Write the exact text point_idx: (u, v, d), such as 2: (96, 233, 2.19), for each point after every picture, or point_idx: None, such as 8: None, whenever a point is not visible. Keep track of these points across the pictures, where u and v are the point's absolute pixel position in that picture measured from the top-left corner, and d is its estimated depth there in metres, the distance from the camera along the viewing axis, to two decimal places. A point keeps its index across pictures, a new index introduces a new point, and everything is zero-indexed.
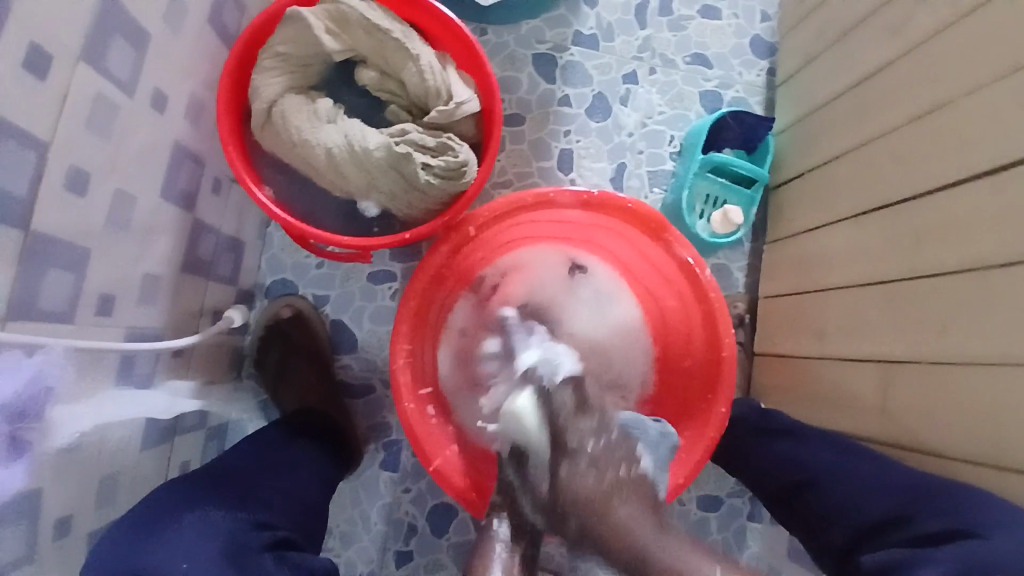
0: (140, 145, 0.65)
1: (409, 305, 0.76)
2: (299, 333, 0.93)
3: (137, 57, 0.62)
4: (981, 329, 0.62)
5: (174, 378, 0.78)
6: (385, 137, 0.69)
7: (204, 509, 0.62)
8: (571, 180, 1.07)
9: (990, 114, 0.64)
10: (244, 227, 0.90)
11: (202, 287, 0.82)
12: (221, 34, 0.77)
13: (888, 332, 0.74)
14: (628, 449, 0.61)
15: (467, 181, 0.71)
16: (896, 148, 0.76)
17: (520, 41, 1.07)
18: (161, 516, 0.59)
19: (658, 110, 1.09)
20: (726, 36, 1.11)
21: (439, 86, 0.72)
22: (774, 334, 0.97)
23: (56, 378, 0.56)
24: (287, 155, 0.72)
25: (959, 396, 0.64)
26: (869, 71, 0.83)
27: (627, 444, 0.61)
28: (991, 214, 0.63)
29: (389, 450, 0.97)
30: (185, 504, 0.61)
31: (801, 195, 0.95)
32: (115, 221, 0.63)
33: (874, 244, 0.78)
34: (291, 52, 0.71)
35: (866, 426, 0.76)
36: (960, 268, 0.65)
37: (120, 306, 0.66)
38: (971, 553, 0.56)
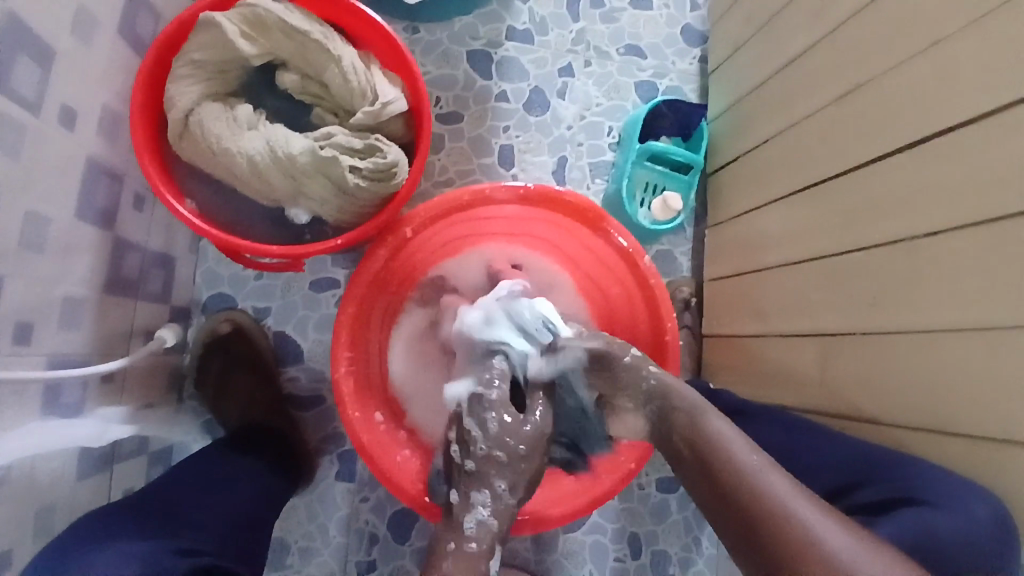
0: (51, 163, 0.61)
1: (348, 311, 0.74)
2: (238, 346, 0.91)
3: (44, 71, 0.58)
4: (911, 297, 0.65)
5: (104, 405, 0.74)
6: (309, 141, 0.67)
7: (131, 539, 0.59)
8: (513, 176, 1.06)
9: (908, 92, 0.67)
10: (175, 242, 0.87)
11: (130, 308, 0.78)
12: (133, 42, 0.73)
13: (823, 306, 0.76)
14: (661, 404, 0.64)
15: (398, 182, 0.70)
16: (822, 129, 0.78)
17: (453, 38, 1.06)
18: (90, 549, 0.57)
19: (596, 102, 1.09)
20: (658, 26, 1.13)
21: (363, 87, 0.71)
22: (718, 315, 0.99)
23: None
24: (208, 165, 0.69)
25: (891, 365, 0.67)
26: (796, 55, 0.85)
27: (659, 399, 0.65)
28: (913, 188, 0.65)
29: (344, 459, 0.95)
30: (108, 534, 0.59)
31: (737, 178, 0.97)
32: (27, 244, 0.59)
33: (806, 222, 0.80)
34: (207, 59, 0.69)
35: (806, 399, 0.79)
36: (889, 241, 0.68)
37: (40, 334, 0.63)
38: (916, 522, 0.56)
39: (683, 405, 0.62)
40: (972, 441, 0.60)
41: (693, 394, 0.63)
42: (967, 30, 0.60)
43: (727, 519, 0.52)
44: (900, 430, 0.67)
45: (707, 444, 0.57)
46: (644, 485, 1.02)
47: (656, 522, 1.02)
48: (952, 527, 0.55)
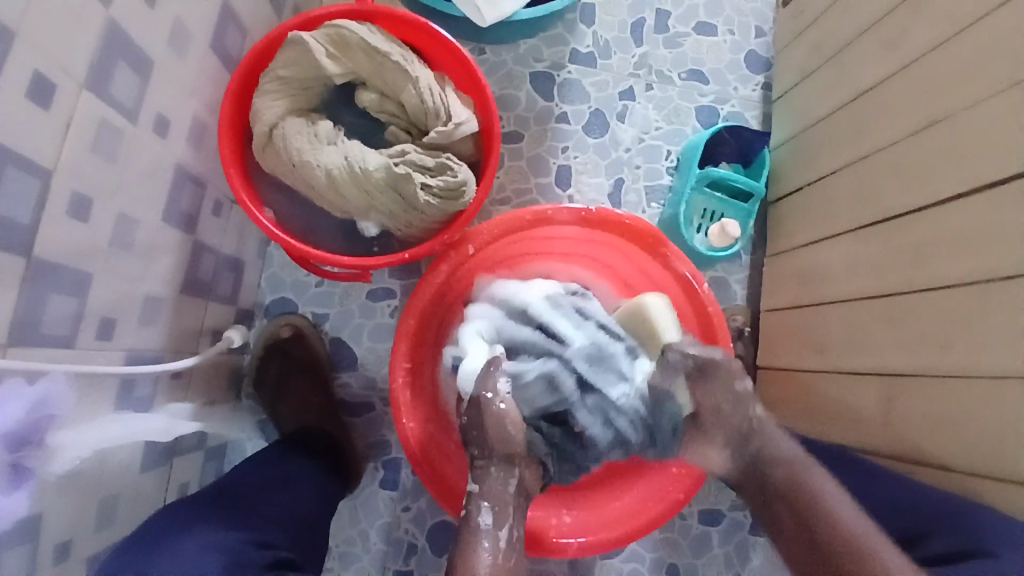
0: (143, 168, 0.65)
1: (409, 323, 0.77)
2: (297, 350, 0.94)
3: (142, 83, 0.62)
4: (983, 342, 0.62)
5: (173, 399, 0.78)
6: (385, 158, 0.70)
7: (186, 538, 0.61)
8: (569, 197, 1.07)
9: (991, 132, 0.65)
10: (246, 246, 0.91)
11: (202, 308, 0.82)
12: (224, 57, 0.78)
13: (888, 345, 0.74)
14: (756, 455, 0.69)
15: (466, 200, 0.72)
16: (893, 162, 0.77)
17: (518, 59, 1.08)
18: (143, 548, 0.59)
19: (655, 125, 1.10)
20: (721, 52, 1.13)
21: (437, 107, 0.73)
22: (775, 348, 0.97)
23: (58, 404, 0.56)
24: (287, 176, 0.73)
25: (959, 412, 0.64)
26: (866, 89, 0.84)
27: (754, 450, 0.69)
28: (995, 229, 0.63)
29: (389, 468, 0.97)
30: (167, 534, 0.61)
31: (800, 209, 0.96)
32: (116, 243, 0.63)
33: (873, 258, 0.78)
34: (292, 76, 0.72)
35: (867, 440, 0.76)
36: (963, 283, 0.65)
37: (121, 329, 0.67)
38: None
39: (782, 456, 0.68)
40: None
41: (794, 447, 0.69)
42: None
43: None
44: (967, 480, 0.64)
45: (813, 512, 0.63)
46: (687, 516, 1.00)
47: (696, 555, 1.00)
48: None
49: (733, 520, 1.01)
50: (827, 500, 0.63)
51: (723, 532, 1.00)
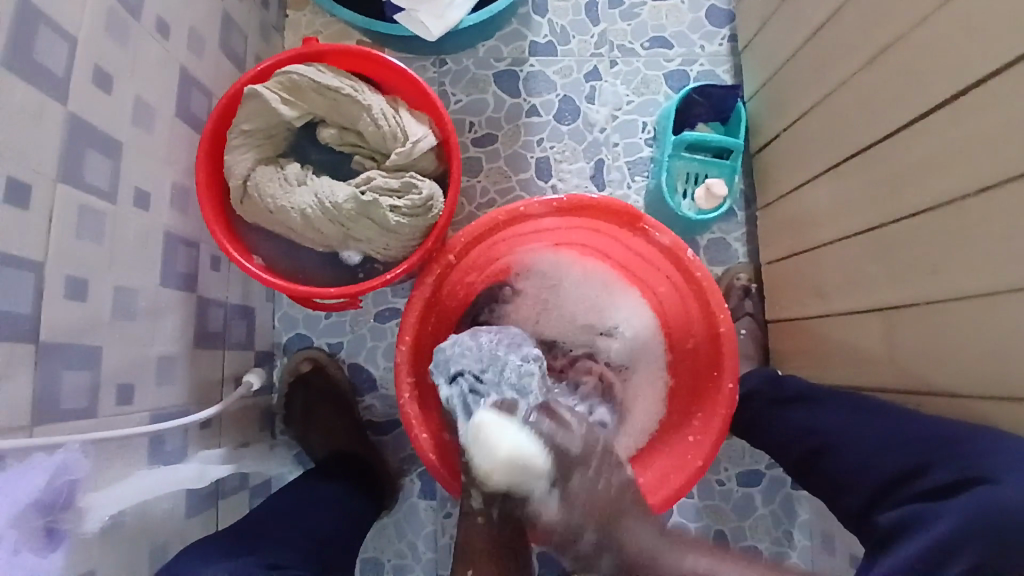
0: (131, 242, 0.70)
1: (407, 340, 0.78)
2: (319, 381, 0.98)
3: (114, 165, 0.67)
4: (968, 260, 0.60)
5: (208, 447, 0.84)
6: (352, 188, 0.73)
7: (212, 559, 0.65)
8: (552, 187, 1.08)
9: (946, 42, 0.61)
10: (251, 293, 0.96)
11: (219, 357, 0.88)
12: (191, 121, 0.83)
13: (884, 279, 0.72)
14: None
15: (435, 214, 0.75)
16: (856, 94, 0.75)
17: (479, 63, 1.10)
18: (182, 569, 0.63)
19: (626, 100, 1.09)
20: (681, 13, 1.11)
21: (394, 129, 0.76)
22: (782, 299, 0.95)
23: (78, 470, 0.60)
24: (266, 222, 0.77)
25: (959, 334, 0.62)
26: (823, 20, 0.81)
27: None
28: (964, 140, 0.60)
29: (424, 478, 1.01)
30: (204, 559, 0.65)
31: (783, 154, 0.94)
32: (119, 315, 0.68)
33: (857, 194, 0.76)
34: (255, 127, 0.76)
35: (879, 378, 0.75)
36: (942, 203, 0.63)
37: (140, 392, 0.72)
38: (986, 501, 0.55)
39: None
40: None
41: None
42: None
43: None
44: (984, 405, 0.61)
45: None
46: (724, 480, 1.00)
47: (741, 517, 0.99)
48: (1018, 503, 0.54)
49: (773, 477, 1.00)
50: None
51: (765, 492, 1.00)
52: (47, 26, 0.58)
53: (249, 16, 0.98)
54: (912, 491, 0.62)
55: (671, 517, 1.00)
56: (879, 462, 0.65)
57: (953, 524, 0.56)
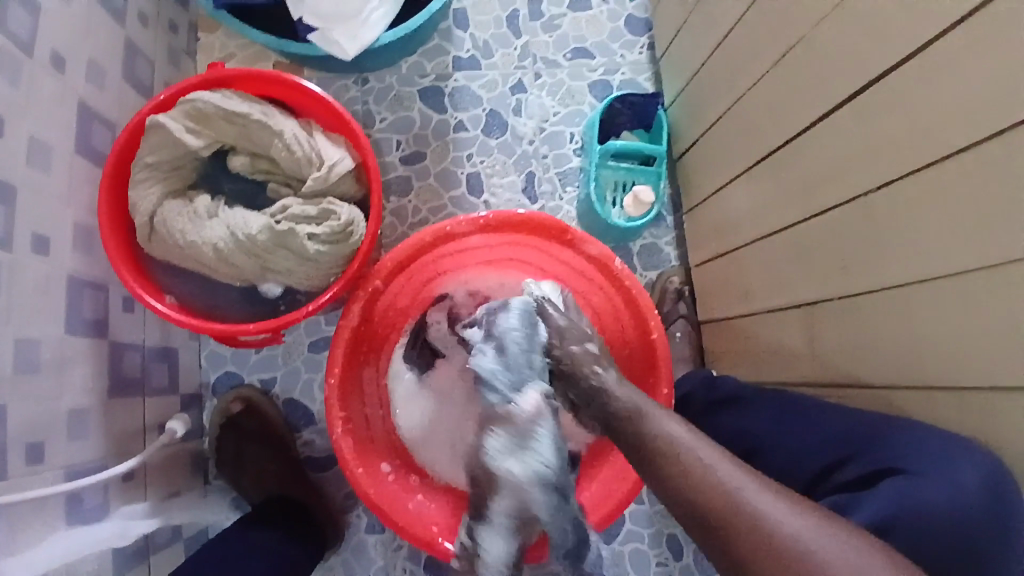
0: (31, 291, 0.65)
1: (336, 371, 0.75)
2: (251, 420, 0.94)
3: (6, 209, 0.63)
4: (874, 256, 0.63)
5: (130, 500, 0.78)
6: (267, 218, 0.70)
7: None
8: (484, 203, 1.08)
9: (841, 46, 0.64)
10: (173, 332, 0.91)
11: (139, 407, 0.83)
12: (92, 156, 0.78)
13: (802, 277, 0.74)
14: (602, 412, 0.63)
15: (357, 239, 0.72)
16: (765, 99, 0.77)
17: (402, 80, 1.08)
18: None
19: (552, 112, 1.10)
20: (601, 23, 1.13)
21: (309, 154, 0.74)
22: (709, 301, 0.98)
23: None
24: (177, 258, 0.73)
25: (873, 326, 0.65)
26: (731, 28, 0.83)
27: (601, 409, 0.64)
28: (863, 140, 0.63)
29: (371, 511, 0.98)
30: None
31: (702, 159, 0.96)
32: (21, 371, 0.63)
33: (771, 195, 0.78)
34: (159, 160, 0.72)
35: (803, 374, 0.77)
36: (847, 202, 0.66)
37: (52, 449, 0.67)
38: (904, 493, 0.56)
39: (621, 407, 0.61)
40: (960, 394, 0.58)
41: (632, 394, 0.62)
42: None
43: (702, 531, 0.50)
44: (896, 394, 0.64)
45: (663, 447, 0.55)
46: None
47: None
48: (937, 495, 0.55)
49: None
50: (701, 462, 0.52)
51: None
52: None
53: (154, 42, 0.94)
54: (835, 484, 0.63)
55: (623, 526, 1.00)
56: (807, 459, 0.66)
57: (874, 512, 0.56)
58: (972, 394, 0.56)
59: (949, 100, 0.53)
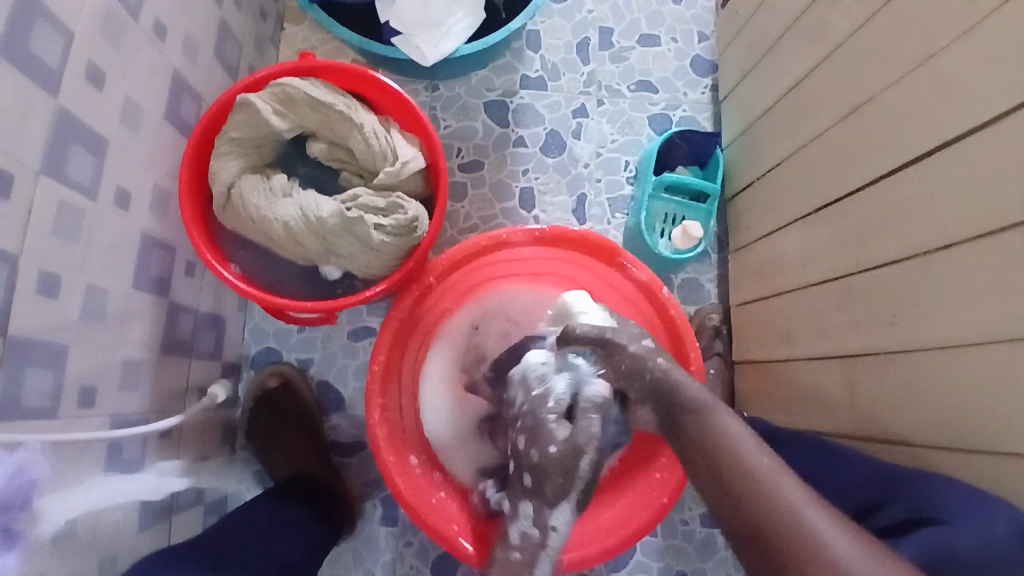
0: (108, 242, 0.69)
1: (380, 359, 0.78)
2: (285, 398, 0.96)
3: (98, 163, 0.66)
4: (927, 318, 0.64)
5: (162, 458, 0.80)
6: (338, 204, 0.73)
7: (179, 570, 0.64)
8: (534, 218, 1.10)
9: (912, 107, 0.66)
10: (223, 302, 0.95)
11: (185, 366, 0.86)
12: (178, 125, 0.82)
13: (846, 328, 0.75)
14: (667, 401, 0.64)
15: (419, 235, 0.75)
16: (828, 151, 0.79)
17: (471, 91, 1.12)
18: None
19: (611, 139, 1.13)
20: (667, 60, 1.16)
21: (385, 149, 0.77)
22: (746, 341, 0.99)
23: (38, 469, 0.58)
24: (248, 231, 0.77)
25: (916, 385, 0.65)
26: (800, 78, 0.86)
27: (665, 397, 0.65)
28: (927, 201, 0.64)
29: (386, 504, 0.99)
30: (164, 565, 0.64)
31: (755, 202, 0.98)
32: (88, 316, 0.66)
33: (825, 244, 0.79)
34: (243, 136, 0.76)
35: (836, 424, 0.77)
36: (902, 258, 0.67)
37: (102, 395, 0.69)
38: (931, 539, 0.55)
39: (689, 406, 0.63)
40: (995, 457, 0.57)
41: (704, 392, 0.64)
42: (966, 38, 0.59)
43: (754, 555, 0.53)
44: (929, 451, 0.64)
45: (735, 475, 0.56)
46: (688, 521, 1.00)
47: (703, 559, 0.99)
48: (969, 544, 0.53)
49: None
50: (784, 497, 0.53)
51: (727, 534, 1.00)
52: (44, 20, 0.57)
53: (245, 27, 0.99)
54: (876, 523, 0.62)
55: (633, 555, 0.99)
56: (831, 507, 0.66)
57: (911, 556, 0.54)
58: (1010, 459, 0.56)
59: (1021, 171, 0.54)
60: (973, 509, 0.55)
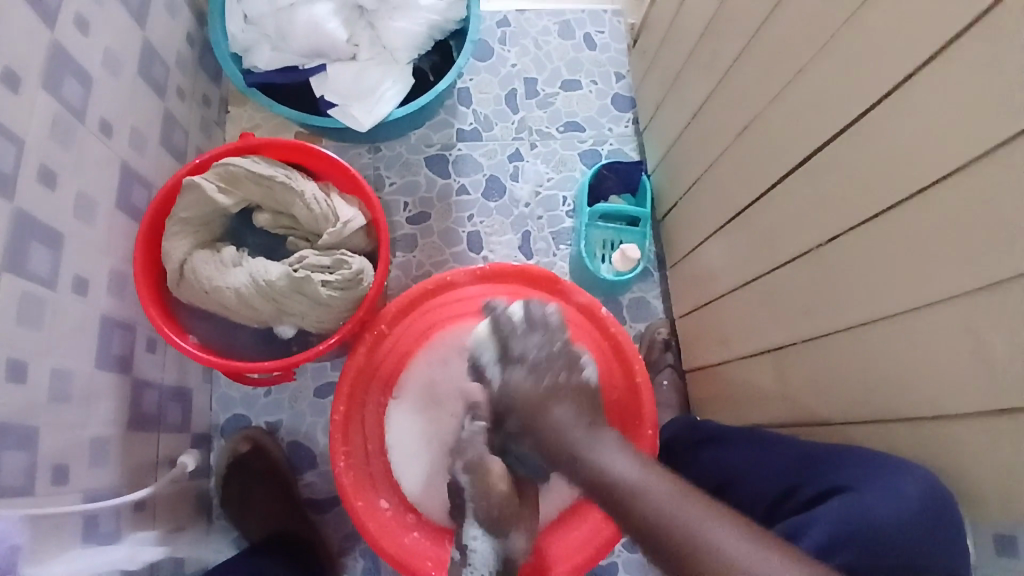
0: (70, 326, 0.72)
1: (340, 410, 0.81)
2: (255, 459, 0.98)
3: (55, 253, 0.71)
4: (832, 306, 0.70)
5: (138, 531, 0.81)
6: (285, 266, 0.78)
7: None
8: (483, 258, 1.16)
9: (792, 116, 0.73)
10: (187, 375, 0.97)
11: (153, 441, 0.87)
12: (130, 211, 0.87)
13: (770, 324, 0.81)
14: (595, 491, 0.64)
15: (365, 286, 0.80)
16: (732, 166, 0.87)
17: (411, 149, 1.20)
18: None
19: (547, 177, 1.21)
20: (590, 101, 1.26)
21: (326, 211, 0.83)
22: (693, 350, 1.04)
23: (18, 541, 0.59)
24: (203, 302, 0.81)
25: (832, 367, 0.71)
26: (700, 104, 0.95)
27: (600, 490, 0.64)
28: (816, 200, 0.70)
29: (368, 555, 1.00)
30: None
31: (681, 219, 1.05)
32: (55, 397, 0.69)
33: (742, 247, 0.86)
34: (192, 215, 0.81)
35: (776, 414, 0.82)
36: (803, 252, 0.73)
37: (75, 473, 0.71)
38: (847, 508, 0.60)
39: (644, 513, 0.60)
40: (909, 420, 0.62)
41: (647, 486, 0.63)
42: (819, 55, 0.67)
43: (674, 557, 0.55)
44: (855, 428, 0.69)
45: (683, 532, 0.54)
46: None
47: None
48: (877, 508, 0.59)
49: None
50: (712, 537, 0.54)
51: None
52: None
53: (190, 114, 1.06)
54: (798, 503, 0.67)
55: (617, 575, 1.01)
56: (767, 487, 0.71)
57: (825, 532, 0.59)
58: (917, 421, 0.62)
59: (877, 162, 0.61)
60: (880, 477, 0.61)
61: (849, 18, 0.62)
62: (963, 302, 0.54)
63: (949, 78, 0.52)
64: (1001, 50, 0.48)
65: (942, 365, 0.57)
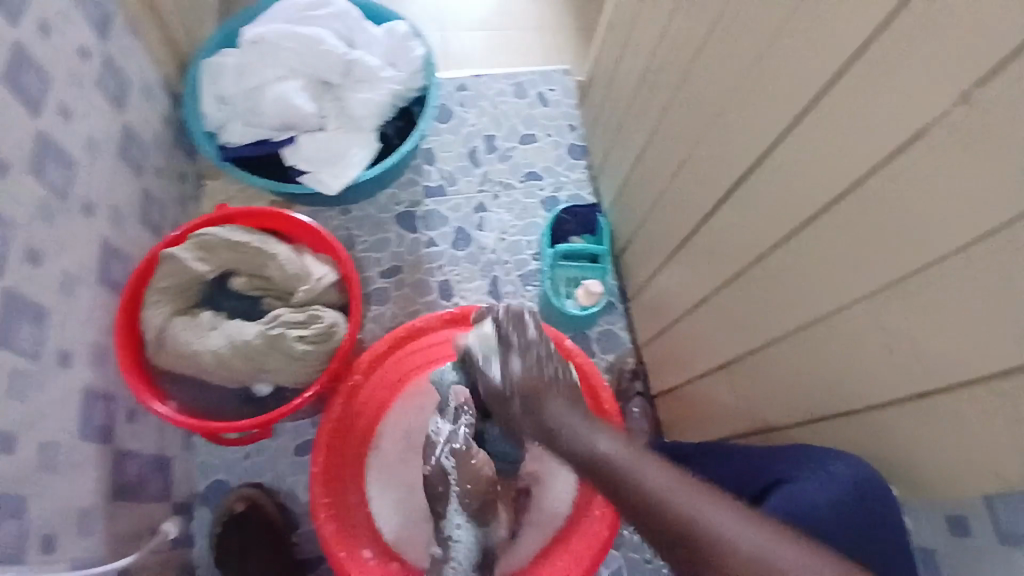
0: (55, 398, 0.75)
1: (319, 461, 0.84)
2: (256, 518, 0.97)
3: (41, 329, 0.74)
4: (771, 322, 0.75)
5: None
6: (261, 326, 0.82)
7: None
8: (454, 305, 1.21)
9: (713, 152, 0.80)
10: (168, 442, 0.99)
11: (136, 509, 0.88)
12: (111, 285, 0.91)
13: (722, 345, 0.86)
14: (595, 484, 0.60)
15: (339, 338, 0.83)
16: (674, 202, 0.94)
17: (380, 208, 1.26)
18: None
19: (511, 225, 1.27)
20: (547, 151, 1.35)
21: (299, 270, 0.88)
22: (660, 376, 1.08)
23: None
24: (184, 366, 0.84)
25: (779, 378, 0.75)
26: (642, 148, 1.03)
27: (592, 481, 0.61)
28: (740, 226, 0.76)
29: None
30: None
31: (637, 254, 1.12)
32: (42, 468, 0.71)
33: (690, 274, 0.92)
34: (171, 284, 0.85)
35: (738, 428, 0.85)
36: (738, 274, 0.79)
37: (60, 542, 0.73)
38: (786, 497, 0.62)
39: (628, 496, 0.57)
40: (846, 419, 0.67)
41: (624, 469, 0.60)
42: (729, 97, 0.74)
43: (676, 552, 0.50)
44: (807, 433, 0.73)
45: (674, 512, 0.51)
46: (651, 558, 1.02)
47: None
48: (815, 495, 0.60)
49: None
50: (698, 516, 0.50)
51: None
52: None
53: (166, 190, 1.12)
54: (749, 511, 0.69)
55: None
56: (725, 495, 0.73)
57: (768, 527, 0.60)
58: (856, 419, 0.66)
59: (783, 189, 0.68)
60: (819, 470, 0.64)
61: (743, 71, 0.71)
62: (870, 307, 0.60)
63: (818, 119, 0.59)
64: (852, 97, 0.55)
65: (867, 367, 0.62)
